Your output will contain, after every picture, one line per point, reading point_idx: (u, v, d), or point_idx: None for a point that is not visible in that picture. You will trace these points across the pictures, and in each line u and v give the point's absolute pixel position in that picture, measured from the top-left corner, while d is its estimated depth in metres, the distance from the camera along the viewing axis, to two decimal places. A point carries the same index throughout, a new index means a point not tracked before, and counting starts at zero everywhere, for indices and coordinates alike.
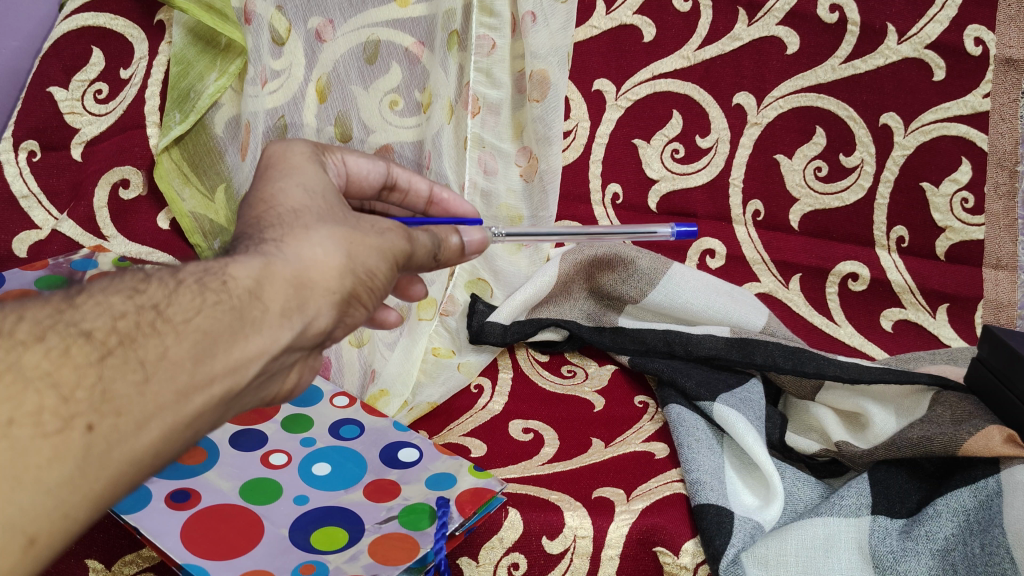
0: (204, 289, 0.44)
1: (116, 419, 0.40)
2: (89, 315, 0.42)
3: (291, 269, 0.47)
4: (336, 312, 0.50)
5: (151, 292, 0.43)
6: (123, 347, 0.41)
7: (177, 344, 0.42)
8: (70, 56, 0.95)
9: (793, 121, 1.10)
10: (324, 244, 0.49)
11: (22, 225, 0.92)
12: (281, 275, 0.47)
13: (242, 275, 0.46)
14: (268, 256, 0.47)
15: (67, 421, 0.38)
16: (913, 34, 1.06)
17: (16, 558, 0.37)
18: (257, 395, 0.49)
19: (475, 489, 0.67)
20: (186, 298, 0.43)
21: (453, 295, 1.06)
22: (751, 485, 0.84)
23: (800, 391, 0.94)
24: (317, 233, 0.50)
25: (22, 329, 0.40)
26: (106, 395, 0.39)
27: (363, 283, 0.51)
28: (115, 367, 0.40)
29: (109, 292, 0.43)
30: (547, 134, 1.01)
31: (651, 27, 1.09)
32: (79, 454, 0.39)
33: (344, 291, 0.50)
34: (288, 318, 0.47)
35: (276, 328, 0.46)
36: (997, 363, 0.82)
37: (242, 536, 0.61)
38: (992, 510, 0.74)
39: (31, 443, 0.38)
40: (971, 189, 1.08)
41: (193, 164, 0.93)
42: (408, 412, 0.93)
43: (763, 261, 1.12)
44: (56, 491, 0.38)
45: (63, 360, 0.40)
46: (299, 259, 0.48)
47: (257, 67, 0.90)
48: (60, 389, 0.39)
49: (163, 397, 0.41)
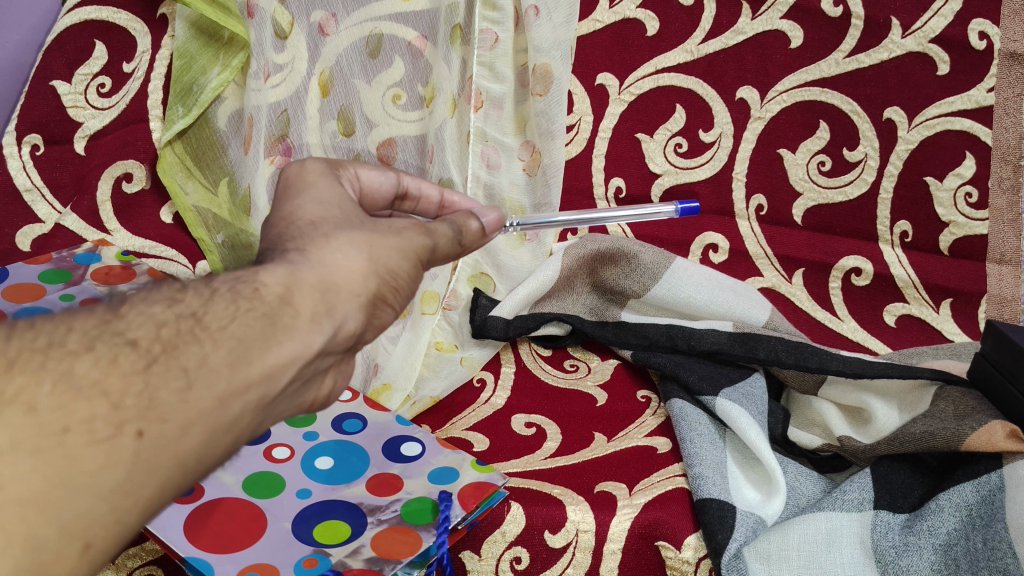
0: (237, 298, 0.43)
1: (162, 425, 0.38)
2: (133, 324, 0.40)
3: (317, 275, 0.46)
4: (364, 315, 0.48)
5: (188, 302, 0.42)
6: (167, 355, 0.39)
7: (216, 350, 0.40)
8: (72, 49, 0.95)
9: (797, 115, 1.10)
10: (345, 250, 0.48)
11: (25, 218, 0.93)
12: (308, 282, 0.45)
13: (271, 282, 0.44)
14: (293, 264, 0.46)
15: (116, 428, 0.37)
16: (918, 28, 1.05)
17: (69, 566, 0.36)
18: (293, 405, 0.46)
19: (478, 483, 0.68)
20: (221, 306, 0.42)
21: (456, 289, 1.05)
22: (752, 479, 0.83)
23: (803, 386, 0.94)
24: (338, 241, 0.48)
25: (72, 339, 0.38)
26: (152, 403, 0.38)
27: (388, 284, 0.49)
28: (159, 375, 0.38)
29: (149, 301, 0.42)
30: (550, 128, 1.02)
31: (655, 21, 1.08)
32: (128, 461, 0.37)
33: (371, 293, 0.48)
34: (318, 323, 0.44)
35: (307, 333, 0.44)
36: (999, 358, 0.82)
37: (245, 530, 0.61)
38: (994, 504, 0.74)
39: (84, 451, 0.36)
40: (975, 183, 1.08)
41: (196, 158, 0.94)
42: (411, 406, 0.94)
43: (766, 256, 1.11)
44: (109, 498, 0.37)
45: (111, 368, 0.38)
46: (322, 264, 0.47)
47: (260, 61, 0.89)
48: (110, 397, 0.37)
49: (206, 403, 0.39)
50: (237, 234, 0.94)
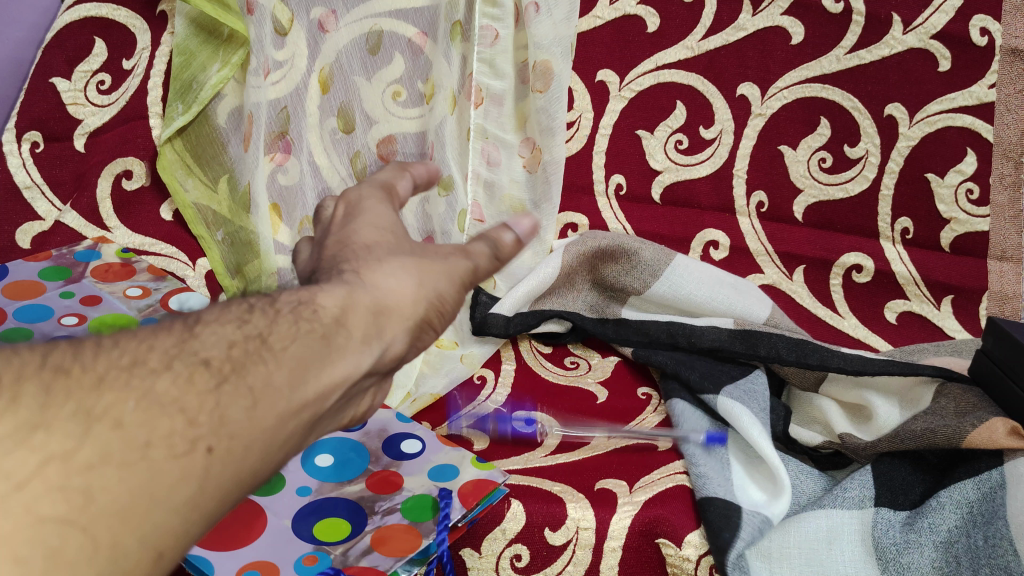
0: (299, 318, 0.41)
1: (230, 442, 0.36)
2: (207, 343, 0.38)
3: (372, 296, 0.44)
4: (410, 338, 0.46)
5: (255, 321, 0.40)
6: (238, 374, 0.37)
7: (281, 369, 0.38)
8: (72, 47, 0.95)
9: (798, 111, 1.09)
10: (398, 275, 0.46)
11: (25, 216, 0.93)
12: (363, 304, 0.43)
13: (328, 303, 0.42)
14: (350, 286, 0.44)
15: (191, 444, 0.35)
16: (919, 24, 1.05)
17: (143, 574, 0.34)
18: (333, 423, 0.44)
19: (477, 480, 0.68)
20: (285, 325, 0.40)
21: (455, 287, 1.04)
22: (757, 479, 0.83)
23: (803, 383, 0.94)
24: (391, 265, 0.46)
25: (153, 356, 0.37)
26: (224, 420, 0.36)
27: (436, 310, 0.46)
28: (230, 395, 0.37)
29: (221, 320, 0.40)
30: (550, 124, 1.02)
31: (655, 18, 1.08)
32: (198, 478, 0.35)
33: (419, 319, 0.46)
34: (369, 345, 0.43)
35: (358, 354, 0.42)
36: (1001, 355, 0.81)
37: (246, 528, 0.61)
38: (995, 502, 0.74)
39: (161, 465, 0.34)
40: (977, 180, 1.08)
41: (196, 154, 0.94)
42: (411, 402, 0.93)
43: (767, 253, 1.11)
44: (182, 513, 0.35)
45: (189, 386, 0.36)
46: (377, 287, 0.45)
47: (260, 58, 0.88)
48: (187, 413, 0.35)
49: (267, 421, 0.37)
50: (236, 231, 0.93)
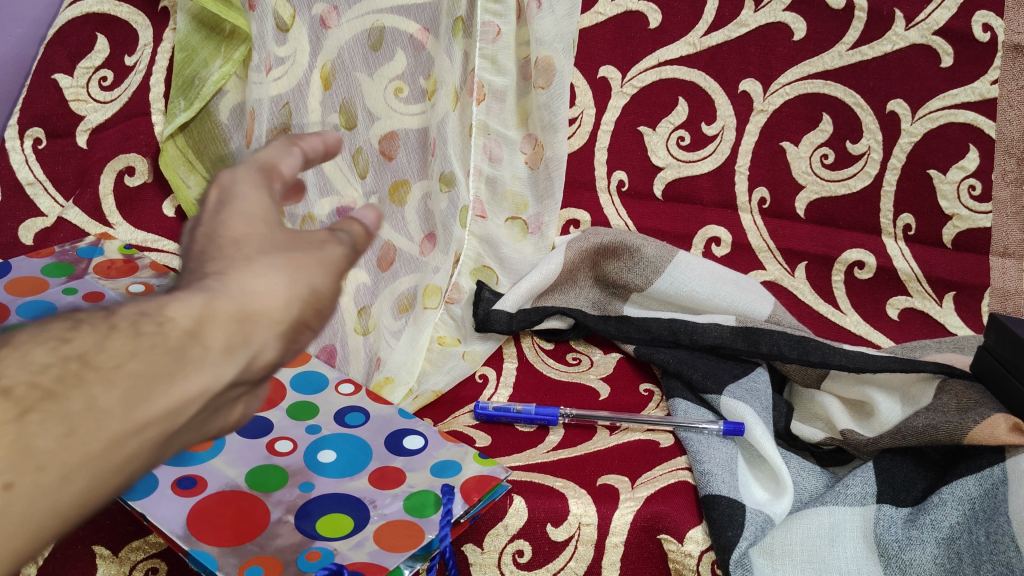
0: (135, 331, 0.33)
1: (38, 475, 0.30)
2: (13, 364, 0.31)
3: (231, 302, 0.35)
4: (283, 346, 0.37)
5: (78, 338, 0.32)
6: (48, 401, 0.31)
7: (106, 393, 0.31)
8: (74, 43, 0.95)
9: (800, 107, 1.09)
10: (264, 276, 0.37)
11: (28, 212, 0.93)
12: (220, 312, 0.35)
13: (175, 313, 0.34)
14: (206, 290, 0.35)
15: None
16: (921, 20, 1.05)
17: None
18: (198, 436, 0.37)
19: (480, 476, 0.68)
20: (116, 339, 0.33)
21: (458, 283, 1.05)
22: (760, 478, 0.84)
23: (805, 380, 0.94)
24: (257, 263, 0.37)
25: None
26: (28, 452, 0.30)
27: (316, 310, 0.38)
28: (37, 424, 0.30)
29: (36, 335, 0.33)
30: (552, 120, 1.03)
31: (657, 14, 1.08)
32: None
33: (291, 324, 0.37)
34: (226, 359, 0.35)
35: (208, 372, 0.34)
36: (1002, 351, 0.81)
37: (248, 522, 0.61)
38: (997, 498, 0.74)
39: None
40: (979, 176, 1.08)
41: (197, 151, 0.94)
42: (412, 400, 0.93)
43: (769, 249, 1.11)
44: None
45: None
46: (240, 289, 0.36)
47: (262, 54, 0.90)
48: None
49: (91, 447, 0.31)
50: None
